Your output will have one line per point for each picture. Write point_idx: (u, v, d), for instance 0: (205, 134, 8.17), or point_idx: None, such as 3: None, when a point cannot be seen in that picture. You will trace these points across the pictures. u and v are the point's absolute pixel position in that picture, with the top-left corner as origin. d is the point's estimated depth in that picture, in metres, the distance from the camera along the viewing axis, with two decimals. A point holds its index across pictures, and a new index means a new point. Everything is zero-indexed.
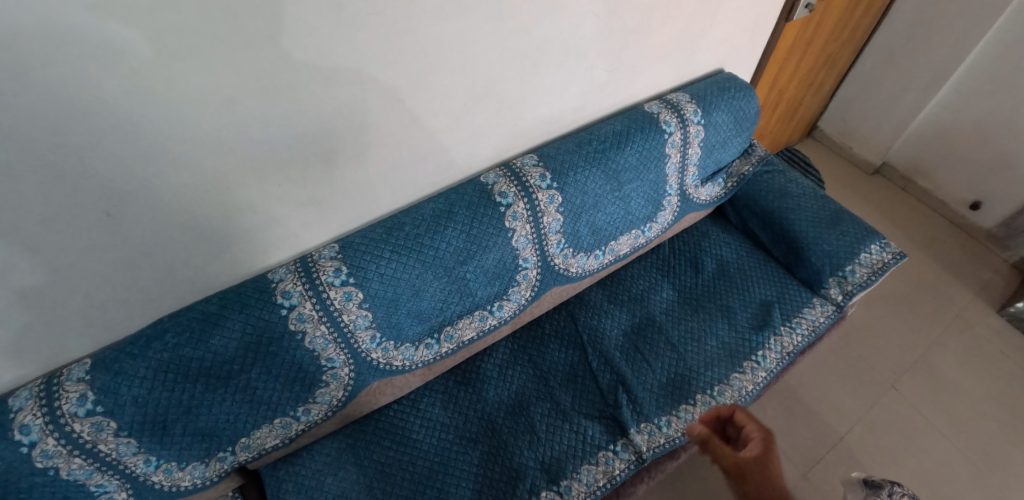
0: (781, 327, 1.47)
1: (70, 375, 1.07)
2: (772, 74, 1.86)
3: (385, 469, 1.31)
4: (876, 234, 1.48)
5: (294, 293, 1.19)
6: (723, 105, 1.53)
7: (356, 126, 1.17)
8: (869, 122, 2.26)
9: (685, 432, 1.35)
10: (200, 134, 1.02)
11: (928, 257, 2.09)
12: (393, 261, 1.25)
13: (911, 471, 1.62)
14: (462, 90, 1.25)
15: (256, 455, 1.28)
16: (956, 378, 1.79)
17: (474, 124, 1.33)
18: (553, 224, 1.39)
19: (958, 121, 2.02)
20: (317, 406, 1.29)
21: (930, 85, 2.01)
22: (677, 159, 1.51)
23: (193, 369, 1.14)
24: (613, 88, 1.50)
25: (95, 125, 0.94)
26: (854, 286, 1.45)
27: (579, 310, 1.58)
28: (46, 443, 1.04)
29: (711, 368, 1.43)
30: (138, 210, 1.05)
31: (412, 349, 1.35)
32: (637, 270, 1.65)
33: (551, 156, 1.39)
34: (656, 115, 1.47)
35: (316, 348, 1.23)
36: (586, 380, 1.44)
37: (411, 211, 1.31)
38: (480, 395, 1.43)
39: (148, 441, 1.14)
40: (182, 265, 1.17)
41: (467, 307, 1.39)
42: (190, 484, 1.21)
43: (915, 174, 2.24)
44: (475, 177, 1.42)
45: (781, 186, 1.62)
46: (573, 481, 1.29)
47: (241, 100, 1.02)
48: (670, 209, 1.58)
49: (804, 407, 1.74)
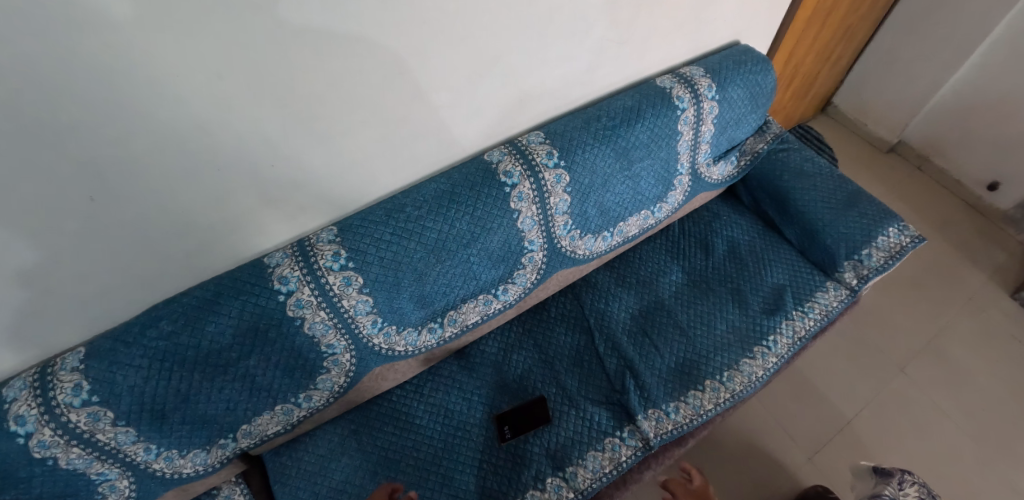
0: (794, 311, 1.44)
1: (64, 364, 1.03)
2: (789, 46, 1.78)
3: (388, 455, 1.30)
4: (894, 217, 1.44)
5: (292, 279, 1.14)
6: (739, 80, 1.47)
7: (352, 101, 1.11)
8: (886, 97, 2.19)
9: (693, 418, 1.33)
10: (188, 111, 0.96)
11: (942, 238, 2.06)
12: (394, 245, 1.21)
13: (918, 455, 1.62)
14: (465, 63, 1.18)
15: (258, 442, 1.26)
16: (966, 362, 1.78)
17: (478, 100, 1.27)
18: (560, 205, 1.34)
19: (979, 97, 1.94)
20: (319, 392, 1.26)
21: (953, 59, 1.93)
22: (689, 137, 1.46)
23: (190, 357, 1.11)
24: (623, 63, 1.43)
25: (75, 103, 0.88)
26: (870, 270, 1.41)
27: (585, 293, 1.55)
28: (43, 434, 1.01)
29: (721, 353, 1.40)
30: (125, 194, 1.00)
31: (414, 333, 1.32)
32: (645, 252, 1.61)
33: (558, 133, 1.33)
34: (668, 90, 1.41)
35: (315, 334, 1.19)
36: (593, 365, 1.42)
37: (411, 192, 1.26)
38: (482, 381, 1.41)
39: (148, 429, 1.11)
40: (175, 250, 1.12)
41: (471, 290, 1.35)
42: (192, 471, 1.19)
43: (931, 152, 2.18)
44: (478, 156, 1.36)
45: (796, 165, 1.57)
46: (580, 467, 1.27)
47: (228, 76, 0.96)
48: (680, 189, 1.53)
49: (811, 389, 1.73)
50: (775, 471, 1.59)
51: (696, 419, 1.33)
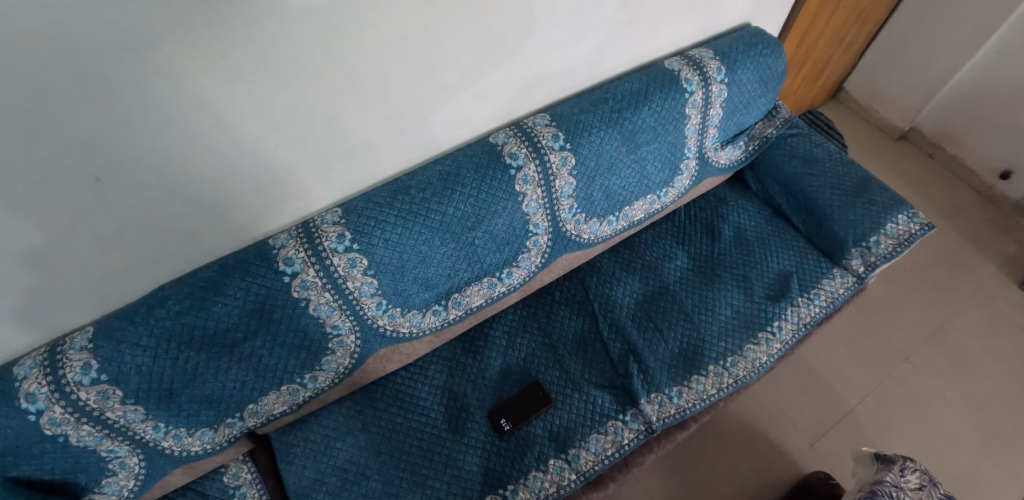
0: (799, 298, 1.43)
1: (73, 343, 1.04)
2: (801, 30, 1.75)
3: (393, 435, 1.32)
4: (903, 205, 1.43)
5: (297, 260, 1.15)
6: (749, 63, 1.45)
7: (356, 83, 1.10)
8: (899, 82, 2.15)
9: (696, 403, 1.33)
10: (192, 90, 0.96)
11: (951, 227, 2.04)
12: (399, 227, 1.20)
13: (921, 443, 1.63)
14: (472, 45, 1.17)
15: (264, 421, 1.27)
16: (971, 352, 1.78)
17: (485, 82, 1.26)
18: (565, 188, 1.33)
19: (994, 84, 1.91)
20: (324, 373, 1.27)
21: (969, 44, 1.89)
22: (697, 121, 1.44)
23: (197, 336, 1.11)
24: (631, 45, 1.41)
25: (77, 81, 0.88)
26: (877, 258, 1.40)
27: (590, 277, 1.55)
28: (53, 411, 1.03)
29: (724, 339, 1.41)
30: (129, 173, 1.00)
31: (419, 315, 1.32)
32: (650, 237, 1.61)
33: (565, 116, 1.32)
34: (677, 72, 1.39)
35: (320, 315, 1.20)
36: (597, 349, 1.43)
37: (416, 174, 1.25)
38: (486, 364, 1.42)
39: (155, 408, 1.12)
40: (179, 231, 1.12)
41: (475, 273, 1.35)
42: (200, 449, 1.21)
43: (943, 139, 2.15)
44: (483, 138, 1.35)
45: (805, 151, 1.56)
46: (582, 450, 1.28)
47: (231, 55, 0.95)
48: (687, 173, 1.52)
49: (815, 376, 1.74)
50: (777, 456, 1.60)
51: (698, 404, 1.33)
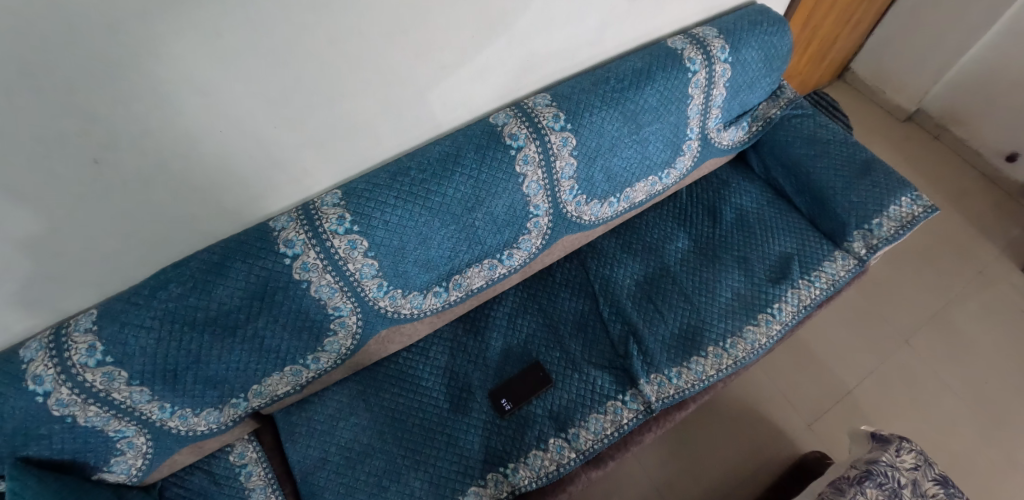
0: (800, 280, 1.43)
1: (77, 325, 1.05)
2: (808, 8, 1.71)
3: (396, 415, 1.33)
4: (907, 187, 1.42)
5: (297, 242, 1.15)
6: (753, 42, 1.42)
7: (355, 64, 1.08)
8: (905, 62, 2.12)
9: (695, 384, 1.34)
10: (187, 72, 0.95)
11: (954, 209, 2.03)
12: (399, 209, 1.20)
13: (917, 424, 1.65)
14: (472, 23, 1.15)
15: (268, 401, 1.29)
16: (971, 335, 1.78)
17: (484, 62, 1.24)
18: (565, 169, 1.32)
19: (1003, 65, 1.88)
20: (326, 354, 1.29)
21: (979, 23, 1.85)
22: (700, 100, 1.42)
23: (200, 318, 1.12)
24: (633, 22, 1.38)
25: (70, 62, 0.86)
26: (879, 240, 1.40)
27: (591, 259, 1.55)
28: (60, 393, 1.04)
29: (724, 320, 1.41)
30: (127, 155, 0.99)
31: (420, 297, 1.33)
32: (651, 218, 1.60)
33: (565, 96, 1.30)
34: (680, 51, 1.37)
35: (322, 297, 1.20)
36: (597, 331, 1.44)
37: (415, 154, 1.24)
38: (487, 344, 1.43)
39: (161, 389, 1.14)
40: (179, 214, 1.12)
41: (475, 255, 1.35)
42: (205, 429, 1.22)
43: (950, 120, 2.12)
44: (484, 119, 1.34)
45: (809, 132, 1.54)
46: (581, 429, 1.30)
47: (226, 35, 0.93)
48: (689, 154, 1.50)
49: (814, 357, 1.75)
50: (775, 436, 1.62)
51: (697, 384, 1.34)
